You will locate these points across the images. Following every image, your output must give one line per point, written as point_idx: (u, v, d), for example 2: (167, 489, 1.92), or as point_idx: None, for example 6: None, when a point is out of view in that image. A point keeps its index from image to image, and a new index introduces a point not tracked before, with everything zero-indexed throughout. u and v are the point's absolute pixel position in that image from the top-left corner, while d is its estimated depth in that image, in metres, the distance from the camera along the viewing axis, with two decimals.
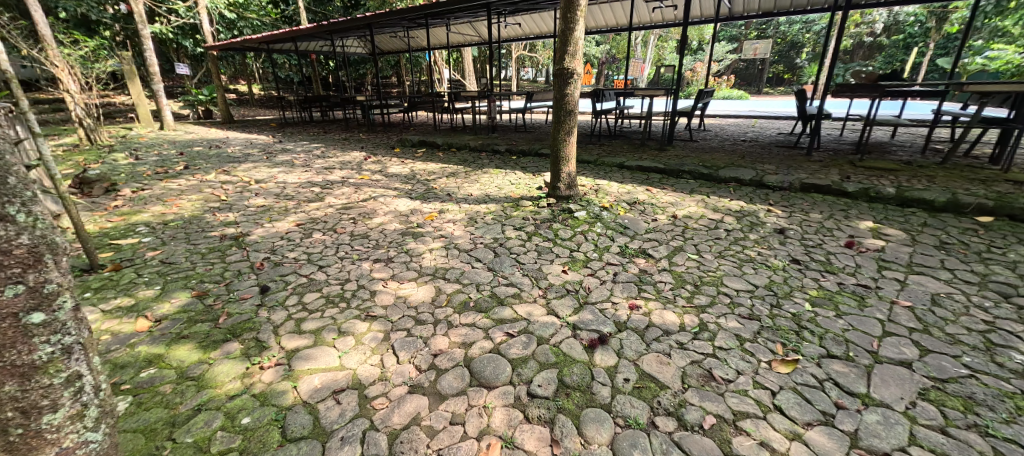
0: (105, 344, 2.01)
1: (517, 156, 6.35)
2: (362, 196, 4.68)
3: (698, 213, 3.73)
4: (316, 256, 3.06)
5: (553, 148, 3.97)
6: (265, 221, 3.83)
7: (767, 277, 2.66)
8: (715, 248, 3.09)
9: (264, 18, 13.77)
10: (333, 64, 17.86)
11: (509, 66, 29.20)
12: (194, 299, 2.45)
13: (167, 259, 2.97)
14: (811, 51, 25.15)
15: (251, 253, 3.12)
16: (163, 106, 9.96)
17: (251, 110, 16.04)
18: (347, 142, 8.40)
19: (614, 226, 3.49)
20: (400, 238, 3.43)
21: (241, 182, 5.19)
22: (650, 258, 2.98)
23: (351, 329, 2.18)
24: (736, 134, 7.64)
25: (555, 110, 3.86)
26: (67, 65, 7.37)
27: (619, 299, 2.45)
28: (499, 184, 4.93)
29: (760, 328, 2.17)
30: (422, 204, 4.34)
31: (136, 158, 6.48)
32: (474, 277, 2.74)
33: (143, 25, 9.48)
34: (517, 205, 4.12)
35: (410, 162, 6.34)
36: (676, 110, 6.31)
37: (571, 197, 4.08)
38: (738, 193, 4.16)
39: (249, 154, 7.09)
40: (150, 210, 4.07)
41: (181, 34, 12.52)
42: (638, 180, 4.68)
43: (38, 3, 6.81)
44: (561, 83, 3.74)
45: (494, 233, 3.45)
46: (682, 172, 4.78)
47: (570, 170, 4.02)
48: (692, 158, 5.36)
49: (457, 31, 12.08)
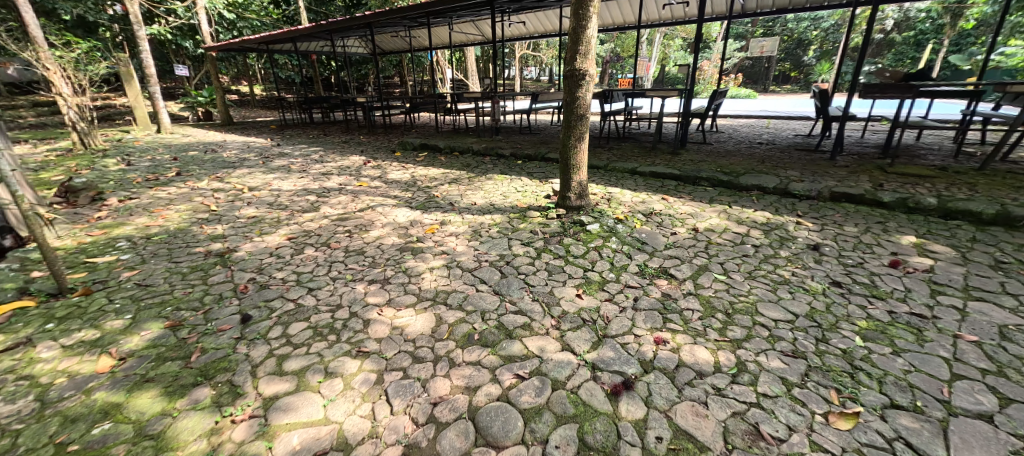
0: (58, 391, 1.76)
1: (523, 160, 6.08)
2: (360, 205, 4.43)
3: (720, 226, 3.44)
4: (307, 277, 2.81)
5: (563, 155, 3.70)
6: (254, 235, 3.58)
7: (807, 304, 2.38)
8: (744, 268, 2.81)
9: (264, 18, 13.56)
10: (334, 64, 17.66)
11: (512, 66, 28.94)
12: (167, 331, 2.19)
13: (144, 281, 2.72)
14: (819, 48, 24.70)
15: (236, 273, 2.86)
16: (161, 108, 9.78)
17: (252, 111, 15.86)
18: (347, 145, 8.16)
19: (630, 241, 3.22)
20: (398, 254, 3.17)
21: (234, 190, 4.96)
22: (673, 279, 2.70)
23: (340, 369, 1.92)
24: (751, 136, 7.33)
25: (565, 114, 3.58)
26: (59, 68, 7.18)
27: (643, 331, 2.17)
28: (504, 192, 4.66)
29: (808, 369, 1.89)
30: (422, 214, 4.08)
31: (128, 163, 6.27)
32: (480, 303, 2.46)
33: (138, 25, 9.27)
34: (524, 216, 3.86)
35: (411, 167, 6.09)
36: (690, 112, 6.02)
37: (582, 207, 3.80)
38: (762, 203, 3.87)
39: (246, 159, 6.87)
40: (135, 222, 3.84)
41: (179, 35, 12.34)
42: (653, 188, 4.40)
43: (27, 4, 6.68)
44: (571, 85, 3.45)
45: (500, 249, 3.19)
46: (699, 179, 4.49)
47: (581, 178, 3.75)
48: (709, 163, 5.07)
49: (460, 30, 11.83)
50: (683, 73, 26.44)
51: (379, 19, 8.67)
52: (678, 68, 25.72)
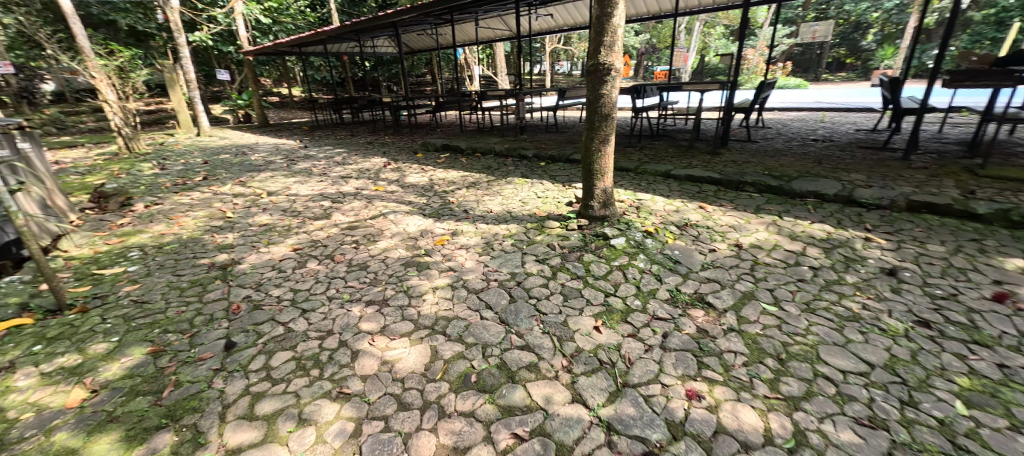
0: (20, 429, 1.63)
1: (546, 162, 5.71)
2: (372, 212, 4.25)
3: (769, 241, 2.96)
4: (303, 296, 2.63)
5: (585, 160, 3.33)
6: (261, 245, 3.47)
7: (885, 352, 1.90)
8: (800, 297, 2.35)
9: (298, 22, 13.90)
10: (366, 64, 17.92)
11: (543, 61, 28.42)
12: (148, 357, 2.06)
13: (142, 297, 2.63)
14: (880, 31, 22.48)
15: (234, 289, 2.73)
16: (200, 112, 10.17)
17: (288, 113, 16.40)
18: (370, 146, 8.12)
19: (662, 258, 2.81)
20: (402, 270, 2.93)
21: (253, 195, 4.94)
22: (711, 310, 2.28)
23: (315, 416, 1.68)
24: (803, 132, 6.57)
25: (588, 114, 3.20)
26: (105, 76, 7.60)
27: (673, 379, 1.79)
28: (523, 198, 4.33)
29: (893, 446, 1.43)
30: (434, 222, 3.83)
31: (162, 167, 6.49)
32: (482, 334, 2.17)
33: (179, 33, 9.60)
34: (542, 227, 3.52)
35: (429, 170, 5.90)
36: (733, 106, 5.42)
37: (606, 217, 3.41)
38: (821, 213, 3.32)
39: (272, 161, 6.94)
40: (152, 230, 3.84)
41: (220, 41, 12.85)
42: (688, 195, 3.92)
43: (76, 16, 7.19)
44: (595, 81, 3.08)
45: (512, 266, 2.88)
46: (744, 184, 3.96)
47: (606, 185, 3.36)
48: (754, 165, 4.51)
49: (486, 26, 11.55)
50: (724, 63, 24.90)
51: (403, 18, 8.54)
52: (719, 58, 24.24)
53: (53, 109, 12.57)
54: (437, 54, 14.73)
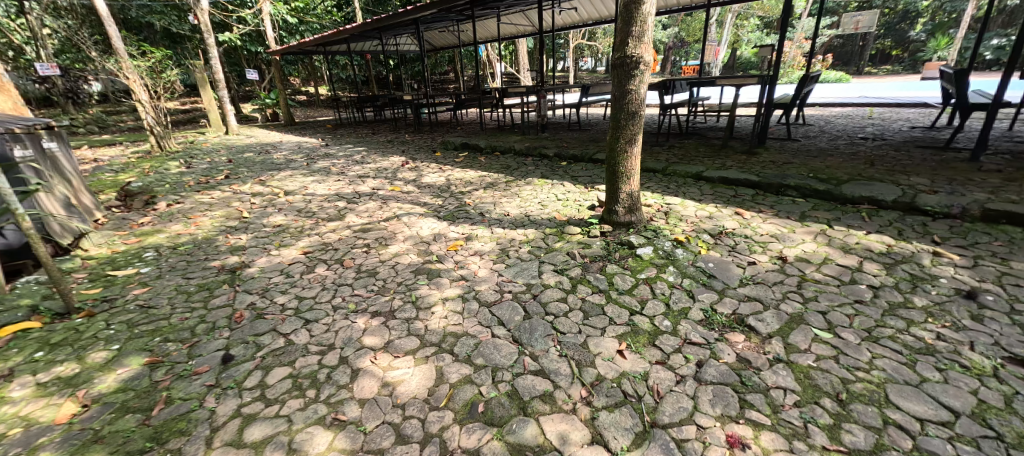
0: (5, 447, 1.55)
1: (568, 161, 5.45)
2: (386, 213, 4.13)
3: (819, 255, 2.63)
4: (307, 304, 2.50)
5: (610, 161, 3.07)
6: (272, 248, 3.39)
7: (973, 397, 1.58)
8: (859, 324, 2.03)
9: (324, 21, 14.09)
10: (390, 63, 18.02)
11: (567, 58, 28.00)
12: (145, 369, 1.97)
13: (148, 301, 2.58)
14: (931, 20, 20.95)
15: (239, 295, 2.64)
16: (228, 111, 10.41)
17: (314, 111, 16.69)
18: (390, 145, 8.06)
19: (694, 272, 2.53)
20: (413, 278, 2.78)
21: (271, 194, 4.92)
22: (753, 335, 2.00)
23: (305, 446, 1.52)
24: (850, 129, 6.04)
25: (613, 112, 2.94)
26: (138, 76, 7.85)
27: (709, 420, 1.54)
28: (542, 201, 4.11)
29: None
30: (449, 226, 3.66)
31: (188, 166, 6.60)
32: (492, 355, 1.97)
33: (208, 34, 9.85)
34: (561, 233, 3.29)
35: (448, 169, 5.76)
36: (772, 102, 5.01)
37: (632, 223, 3.15)
38: (878, 222, 2.95)
39: (293, 160, 6.97)
40: (169, 230, 3.84)
41: (248, 41, 13.13)
42: (723, 199, 3.60)
43: (111, 19, 7.42)
44: (621, 75, 2.82)
45: (528, 277, 2.66)
46: (786, 187, 3.61)
47: (631, 188, 3.09)
48: (797, 166, 4.12)
49: (509, 21, 11.33)
50: (757, 57, 23.76)
51: (424, 15, 8.42)
52: (752, 52, 23.12)
53: (97, 109, 13.22)
54: (459, 51, 14.63)
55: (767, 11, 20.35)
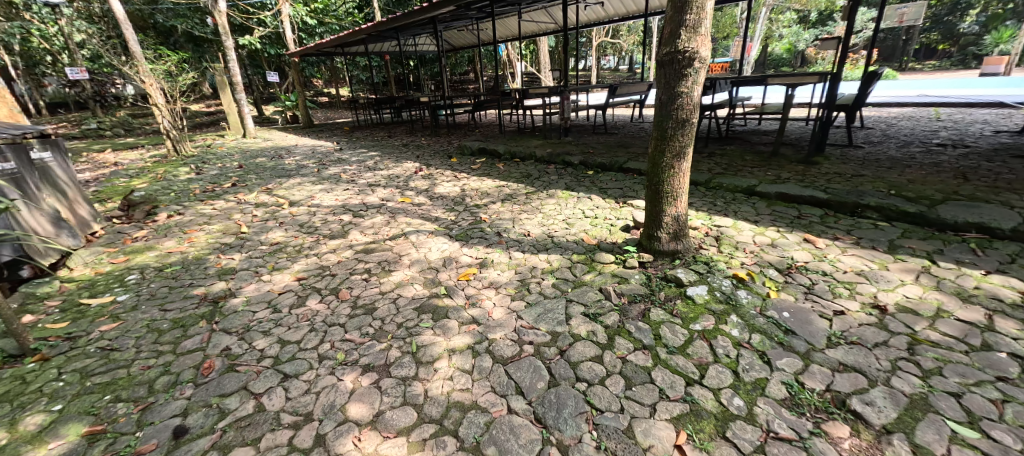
0: None
1: (595, 170, 4.94)
2: (394, 229, 3.73)
3: (929, 304, 2.04)
4: (289, 352, 2.10)
5: (652, 178, 2.57)
6: (264, 272, 3.02)
7: None
8: (1016, 416, 1.45)
9: (342, 22, 13.95)
10: (410, 63, 17.82)
11: (589, 56, 27.26)
12: (80, 443, 1.59)
13: (112, 342, 2.23)
14: (986, 11, 19.25)
15: (215, 336, 2.27)
16: (246, 114, 10.32)
17: (334, 113, 16.66)
18: (405, 149, 7.73)
19: (765, 324, 1.99)
20: (417, 318, 2.34)
21: (275, 205, 4.60)
22: (866, 430, 1.44)
23: None
24: (919, 134, 5.29)
25: (658, 119, 2.44)
26: (155, 80, 7.83)
27: None
28: (567, 218, 3.62)
29: None
30: (461, 247, 3.23)
31: (199, 172, 6.42)
32: (508, 444, 1.49)
33: (226, 36, 9.76)
34: (591, 261, 2.79)
35: (463, 178, 5.34)
36: (834, 102, 4.35)
37: (678, 252, 2.63)
38: (997, 258, 2.33)
39: (304, 165, 6.70)
40: (161, 247, 3.54)
41: (268, 44, 13.24)
42: (786, 221, 3.02)
43: (127, 23, 7.37)
44: (669, 75, 2.32)
45: (553, 322, 2.18)
46: (862, 208, 3.02)
47: (678, 211, 2.57)
48: (870, 181, 3.50)
49: (530, 19, 10.83)
50: (791, 53, 22.48)
51: (441, 13, 8.02)
52: (786, 48, 21.87)
53: (124, 112, 13.48)
54: (479, 51, 14.22)
55: (804, 4, 19.13)
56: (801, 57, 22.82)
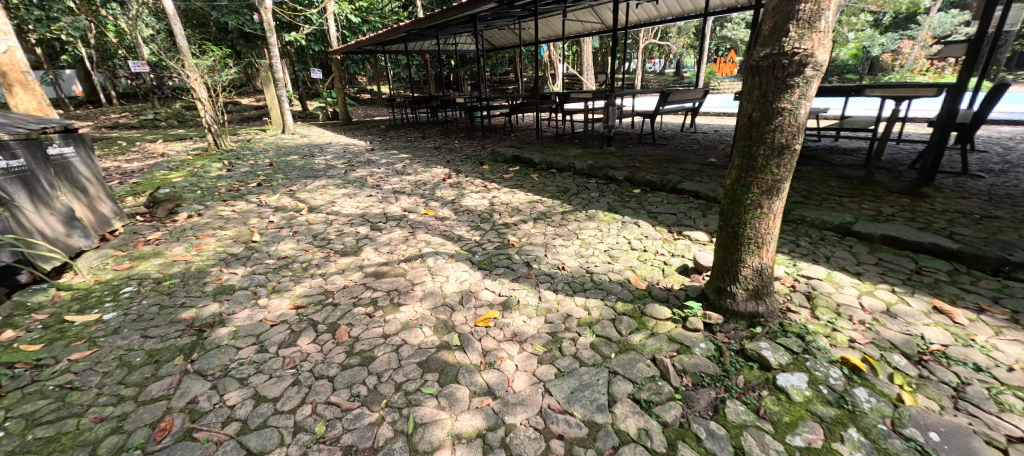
0: None
1: (642, 189, 4.33)
2: (411, 248, 3.34)
3: None
4: (260, 416, 1.70)
5: (730, 218, 1.98)
6: (262, 294, 2.69)
7: None
8: None
9: (385, 21, 13.99)
10: (450, 62, 17.69)
11: (633, 59, 26.26)
12: None
13: (74, 378, 1.93)
14: None
15: (186, 381, 1.91)
16: (286, 110, 10.37)
17: (374, 110, 16.81)
18: (437, 152, 7.41)
19: (905, 450, 1.36)
20: (420, 380, 1.88)
21: (294, 210, 4.36)
22: None
23: None
24: None
25: (746, 142, 1.84)
26: (200, 75, 7.93)
27: None
28: (609, 249, 3.07)
29: None
30: (482, 279, 2.76)
31: (231, 168, 6.37)
32: None
33: (271, 33, 9.87)
34: (641, 315, 2.24)
35: (493, 188, 4.90)
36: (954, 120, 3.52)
37: (758, 315, 2.02)
38: None
39: (333, 166, 6.52)
40: (167, 254, 3.32)
41: (314, 41, 13.47)
42: (902, 280, 2.33)
43: (176, 18, 7.48)
44: (766, 85, 1.73)
45: (592, 407, 1.66)
46: (1013, 267, 2.27)
47: (762, 263, 1.97)
48: (1012, 227, 2.71)
49: (575, 18, 10.24)
50: (859, 58, 20.38)
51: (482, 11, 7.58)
52: (854, 53, 19.81)
53: (180, 104, 14.16)
54: (519, 52, 13.80)
55: (879, 6, 17.30)
56: (871, 64, 20.73)
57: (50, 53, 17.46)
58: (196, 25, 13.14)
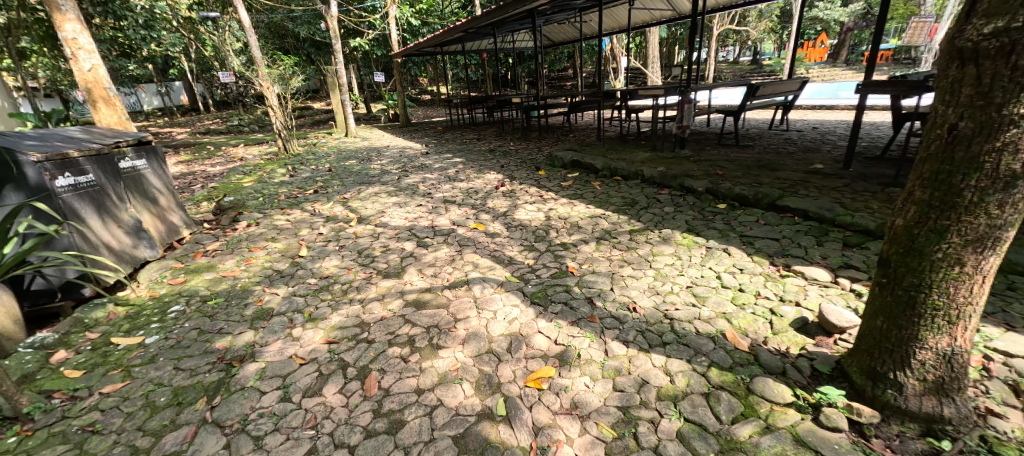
0: None
1: (728, 203, 3.62)
2: (456, 272, 3.00)
3: None
4: None
5: (903, 275, 1.35)
6: (298, 322, 2.50)
7: None
8: None
9: (444, 22, 14.04)
10: (507, 60, 17.44)
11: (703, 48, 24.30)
12: None
13: (99, 418, 1.81)
14: None
15: (200, 436, 1.69)
16: (349, 114, 10.76)
17: (432, 111, 17.08)
18: (491, 156, 7.11)
19: None
20: None
21: (345, 220, 4.25)
22: None
23: None
24: None
25: (946, 166, 1.20)
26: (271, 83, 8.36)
27: None
28: (693, 285, 2.48)
29: None
30: (535, 319, 2.33)
31: (294, 174, 6.57)
32: None
33: (336, 39, 10.23)
34: (747, 393, 1.66)
35: (549, 199, 4.44)
36: None
37: (941, 419, 1.37)
38: None
39: (387, 171, 6.47)
40: (219, 268, 3.29)
41: (377, 46, 13.90)
42: None
43: (251, 31, 7.91)
44: (993, 77, 1.08)
45: None
46: None
47: (954, 345, 1.32)
48: None
49: (643, 6, 9.36)
50: None
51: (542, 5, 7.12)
52: None
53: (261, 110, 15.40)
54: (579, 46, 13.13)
55: None
56: None
57: (162, 68, 19.97)
58: (275, 37, 14.15)
